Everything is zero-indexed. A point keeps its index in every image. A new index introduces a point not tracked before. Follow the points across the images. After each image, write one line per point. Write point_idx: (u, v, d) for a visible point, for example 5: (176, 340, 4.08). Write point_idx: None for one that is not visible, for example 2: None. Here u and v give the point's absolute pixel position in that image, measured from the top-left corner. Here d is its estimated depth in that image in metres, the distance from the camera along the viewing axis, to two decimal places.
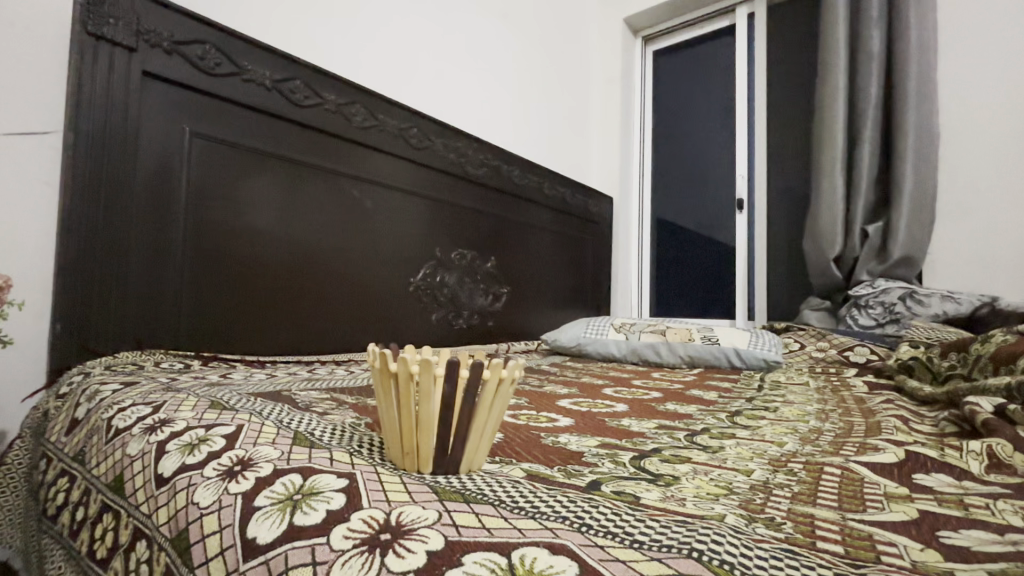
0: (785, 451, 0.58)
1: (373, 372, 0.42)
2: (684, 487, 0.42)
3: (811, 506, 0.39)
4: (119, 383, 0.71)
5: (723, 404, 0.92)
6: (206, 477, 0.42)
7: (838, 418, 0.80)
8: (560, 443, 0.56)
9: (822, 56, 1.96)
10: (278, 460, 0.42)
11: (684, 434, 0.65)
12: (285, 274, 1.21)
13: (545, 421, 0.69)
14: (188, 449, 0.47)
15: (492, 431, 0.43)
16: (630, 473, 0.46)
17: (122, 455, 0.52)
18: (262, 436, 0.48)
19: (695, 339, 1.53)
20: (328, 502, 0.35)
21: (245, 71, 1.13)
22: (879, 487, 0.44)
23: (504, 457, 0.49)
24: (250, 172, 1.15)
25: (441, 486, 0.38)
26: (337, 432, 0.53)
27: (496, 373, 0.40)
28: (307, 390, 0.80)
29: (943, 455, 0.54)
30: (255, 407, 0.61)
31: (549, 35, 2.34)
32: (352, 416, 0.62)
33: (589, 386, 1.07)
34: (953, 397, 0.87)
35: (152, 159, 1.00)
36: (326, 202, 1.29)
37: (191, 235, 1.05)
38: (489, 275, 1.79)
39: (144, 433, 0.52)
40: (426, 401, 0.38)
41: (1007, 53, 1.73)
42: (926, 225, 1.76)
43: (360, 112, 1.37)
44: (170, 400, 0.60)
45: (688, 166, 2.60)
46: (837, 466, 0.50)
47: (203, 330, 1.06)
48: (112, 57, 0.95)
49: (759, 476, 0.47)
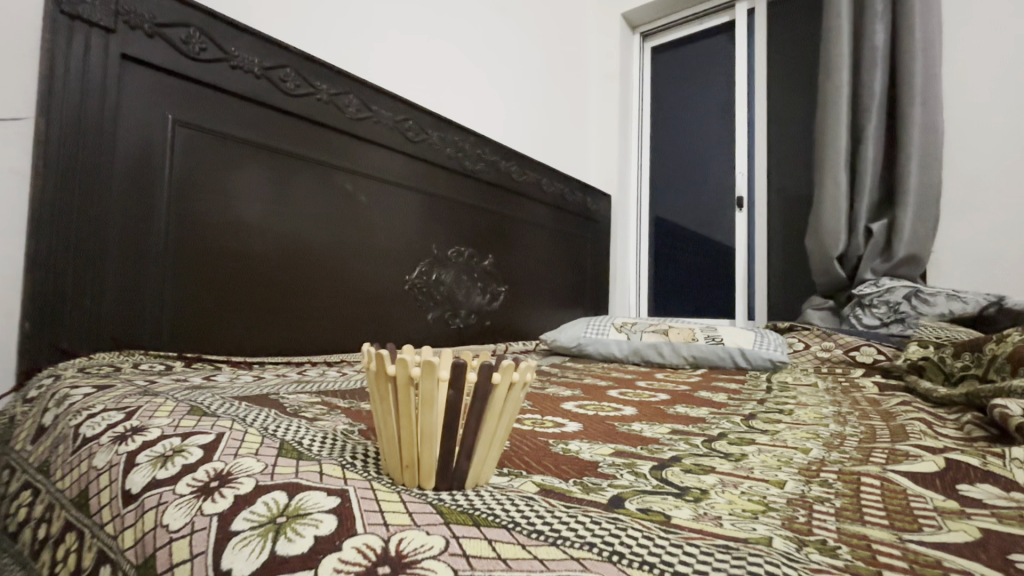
0: (812, 459, 0.54)
1: (368, 376, 0.37)
2: (716, 503, 0.38)
3: (861, 525, 0.35)
4: (91, 386, 0.65)
5: (735, 406, 0.87)
6: (178, 495, 0.37)
7: (857, 421, 0.76)
8: (571, 451, 0.52)
9: (825, 51, 1.93)
10: (261, 474, 0.38)
11: (701, 440, 0.60)
12: (275, 270, 1.16)
13: (552, 426, 0.65)
14: (161, 462, 0.42)
15: (502, 439, 0.38)
16: (653, 487, 0.41)
17: (88, 467, 0.47)
18: (244, 447, 0.43)
19: (699, 339, 1.50)
20: (316, 526, 0.30)
21: (232, 57, 1.08)
22: (928, 501, 0.40)
23: (512, 469, 0.44)
24: (238, 163, 1.10)
25: (445, 506, 0.33)
26: (327, 441, 0.48)
27: (507, 377, 0.35)
28: (297, 393, 0.75)
29: (985, 464, 0.50)
30: (239, 413, 0.56)
31: (547, 28, 2.30)
32: (345, 422, 0.58)
33: (593, 387, 1.03)
34: (973, 399, 0.82)
35: (131, 148, 0.95)
36: (318, 196, 1.24)
37: (174, 228, 1.00)
38: (487, 273, 1.75)
39: (113, 442, 0.47)
40: (426, 409, 0.34)
41: (1012, 49, 1.71)
42: (931, 222, 1.74)
43: (354, 103, 1.32)
44: (146, 405, 0.55)
45: (686, 164, 2.57)
46: (875, 476, 0.46)
47: (186, 329, 1.01)
48: (88, 39, 0.89)
49: (793, 489, 0.43)
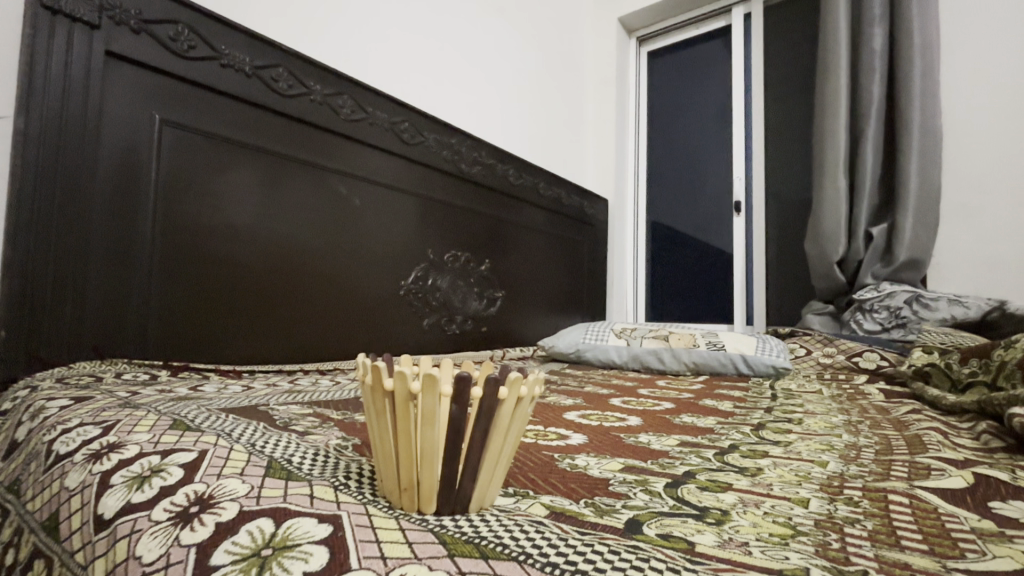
0: (832, 473, 0.51)
1: (363, 390, 0.34)
2: (741, 526, 0.35)
3: (899, 552, 0.32)
4: (69, 398, 0.62)
5: (743, 415, 0.85)
6: (154, 522, 0.33)
7: (870, 431, 0.73)
8: (578, 467, 0.49)
9: (822, 56, 1.93)
10: (246, 498, 0.34)
11: (713, 452, 0.58)
12: (266, 276, 1.12)
13: (556, 439, 0.62)
14: (137, 483, 0.38)
15: (508, 457, 0.35)
16: (670, 508, 0.38)
17: (60, 488, 0.44)
18: (229, 466, 0.40)
19: (699, 345, 1.47)
20: (305, 560, 0.27)
21: (222, 55, 1.05)
22: (963, 522, 0.38)
23: (519, 488, 0.41)
24: (228, 164, 1.06)
25: (448, 534, 0.30)
26: (318, 458, 0.45)
27: (515, 391, 0.32)
28: (287, 404, 0.72)
29: (1015, 479, 0.48)
30: (225, 426, 0.53)
31: (544, 32, 2.29)
32: (338, 436, 0.54)
33: (595, 396, 1.00)
34: (985, 408, 0.80)
35: (115, 149, 0.91)
36: (310, 198, 1.21)
37: (160, 232, 0.96)
38: (483, 278, 1.72)
39: (86, 461, 0.44)
40: (427, 427, 0.31)
41: (1010, 53, 1.71)
42: (931, 227, 1.73)
43: (348, 104, 1.29)
44: (125, 419, 0.52)
45: (683, 168, 2.55)
46: (902, 493, 0.43)
47: (173, 337, 0.97)
48: (70, 35, 0.86)
49: (818, 509, 0.40)
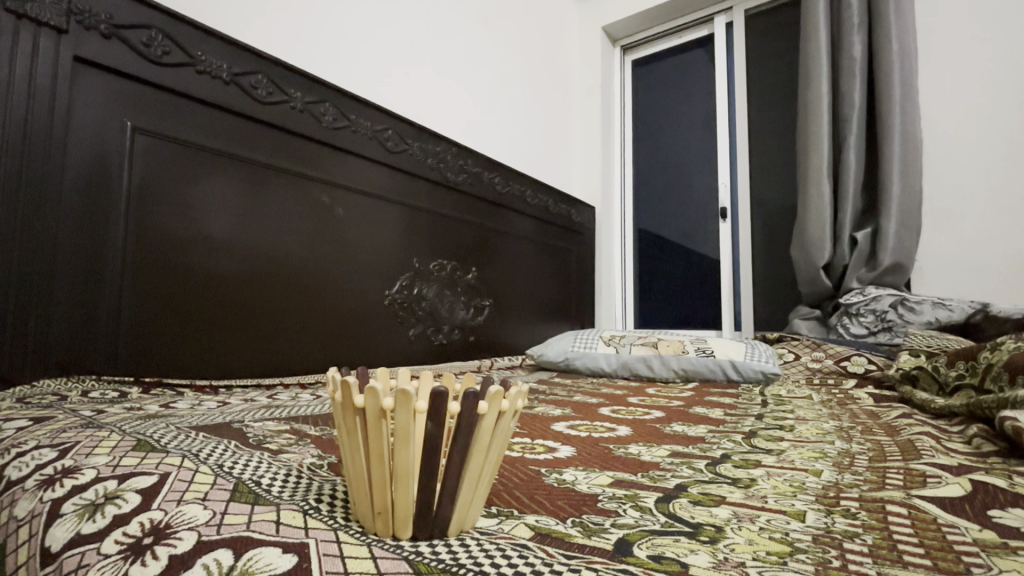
0: (826, 482, 0.50)
1: (333, 407, 0.31)
2: (735, 544, 0.33)
3: (903, 568, 0.30)
4: (28, 419, 0.58)
5: (734, 423, 0.83)
6: (103, 557, 0.31)
7: (862, 437, 0.72)
8: (564, 482, 0.47)
9: (804, 65, 1.96)
10: (205, 527, 0.32)
11: (705, 463, 0.56)
12: (245, 287, 1.09)
13: (543, 451, 0.60)
14: (89, 512, 0.36)
15: (490, 475, 0.33)
16: (662, 526, 0.36)
17: (9, 517, 0.41)
18: (191, 491, 0.37)
19: (689, 351, 1.47)
20: None
21: (199, 62, 1.03)
22: (964, 533, 0.36)
23: (503, 508, 0.39)
24: (206, 173, 1.04)
25: (425, 563, 0.28)
26: (290, 479, 0.42)
27: (495, 405, 0.30)
28: (262, 421, 0.69)
29: (1013, 485, 0.46)
30: (192, 446, 0.50)
31: (528, 42, 2.30)
32: (313, 454, 0.52)
33: (584, 406, 0.98)
34: (974, 411, 0.79)
35: (84, 158, 0.88)
36: (291, 209, 1.19)
37: (132, 243, 0.93)
38: (470, 287, 1.70)
39: (37, 487, 0.41)
40: (402, 446, 0.28)
41: (986, 62, 1.75)
42: (914, 231, 1.75)
43: (331, 112, 1.28)
44: (85, 441, 0.48)
45: (668, 176, 2.57)
46: (901, 504, 0.42)
47: (146, 352, 0.94)
48: (35, 40, 0.83)
49: (815, 522, 0.38)
